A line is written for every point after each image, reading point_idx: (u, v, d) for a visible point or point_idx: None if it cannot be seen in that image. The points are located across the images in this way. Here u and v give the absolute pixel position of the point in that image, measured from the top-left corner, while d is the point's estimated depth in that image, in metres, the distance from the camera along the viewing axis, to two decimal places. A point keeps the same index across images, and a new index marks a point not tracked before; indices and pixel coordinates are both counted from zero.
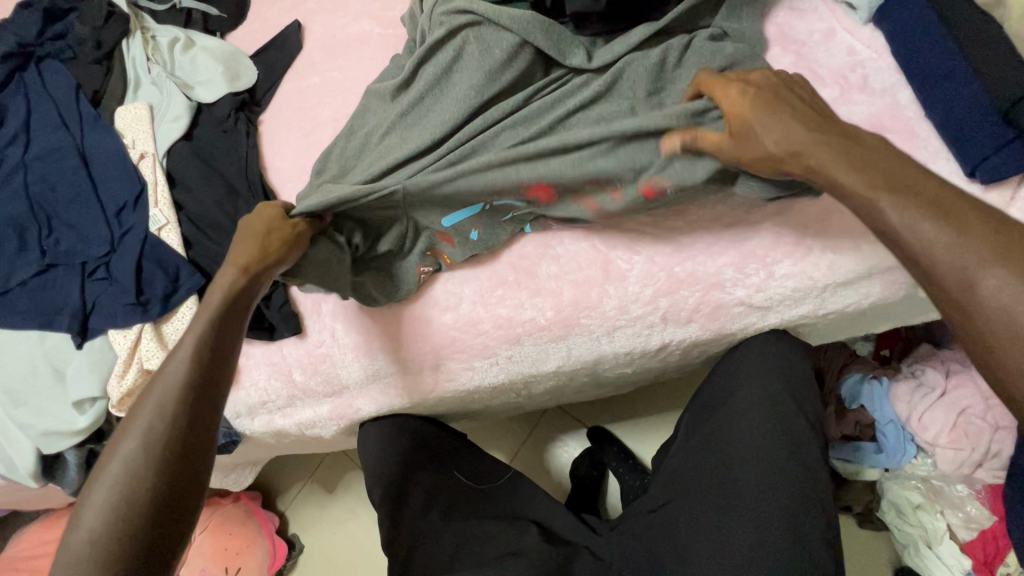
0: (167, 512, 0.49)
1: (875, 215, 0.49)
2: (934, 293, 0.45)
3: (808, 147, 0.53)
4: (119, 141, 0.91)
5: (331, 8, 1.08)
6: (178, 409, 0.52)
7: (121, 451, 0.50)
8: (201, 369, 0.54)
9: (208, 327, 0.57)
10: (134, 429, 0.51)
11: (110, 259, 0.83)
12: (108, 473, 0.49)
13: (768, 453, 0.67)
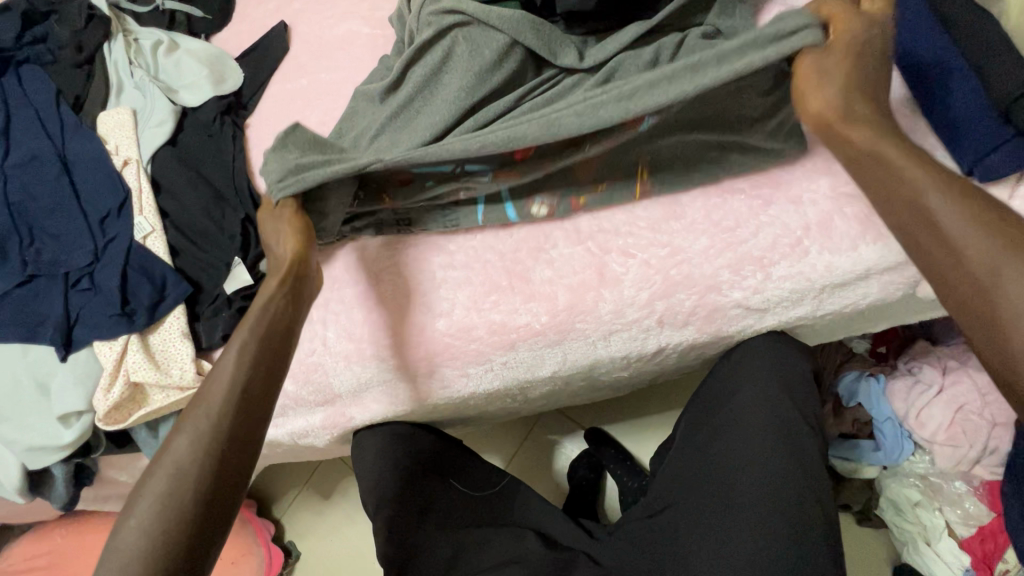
0: (214, 509, 0.50)
1: (925, 211, 0.49)
2: (953, 289, 0.47)
3: (862, 133, 0.54)
4: (101, 146, 0.88)
5: (318, 8, 1.06)
6: (230, 410, 0.53)
7: (174, 446, 0.51)
8: (255, 370, 0.56)
9: (258, 327, 0.58)
10: (187, 427, 0.52)
11: (94, 269, 0.81)
12: (160, 467, 0.51)
13: (770, 454, 0.67)
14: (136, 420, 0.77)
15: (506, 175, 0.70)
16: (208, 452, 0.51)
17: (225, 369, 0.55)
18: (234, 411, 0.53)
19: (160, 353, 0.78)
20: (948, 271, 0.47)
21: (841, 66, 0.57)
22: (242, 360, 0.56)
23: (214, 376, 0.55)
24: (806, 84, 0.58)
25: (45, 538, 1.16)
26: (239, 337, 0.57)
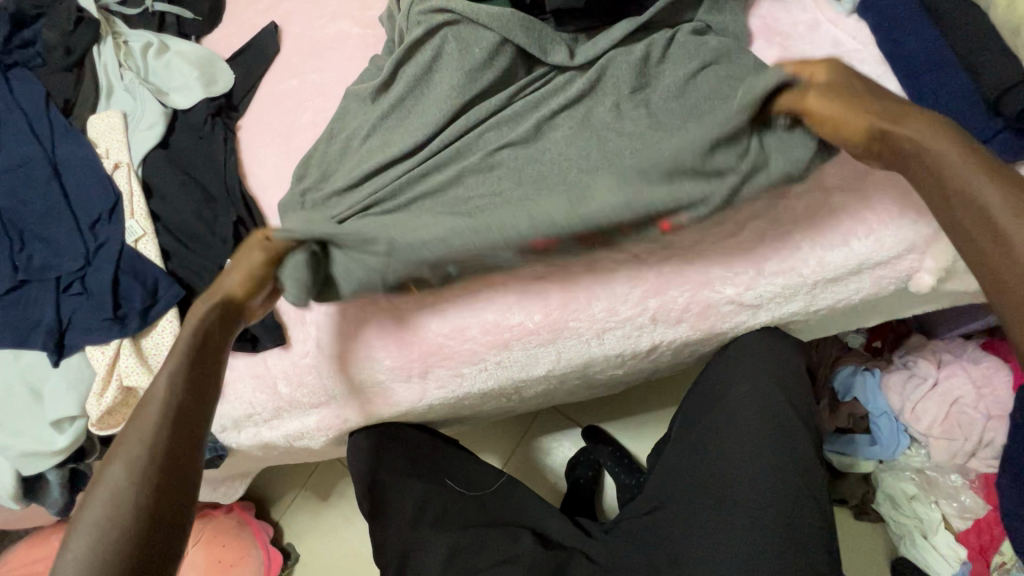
0: (153, 534, 0.48)
1: (984, 208, 0.47)
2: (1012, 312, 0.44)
3: (917, 137, 0.53)
4: (92, 150, 0.88)
5: (308, 8, 1.06)
6: (162, 428, 0.53)
7: (108, 478, 0.50)
8: (184, 394, 0.55)
9: (183, 357, 0.58)
10: (119, 455, 0.51)
11: (85, 273, 0.80)
12: (93, 502, 0.49)
13: (761, 450, 0.67)
14: None
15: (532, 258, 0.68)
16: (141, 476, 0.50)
17: (153, 396, 0.55)
18: (162, 434, 0.52)
19: (153, 358, 0.78)
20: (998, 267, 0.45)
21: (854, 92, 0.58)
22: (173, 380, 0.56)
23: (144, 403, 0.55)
24: (825, 118, 0.59)
25: (42, 543, 1.15)
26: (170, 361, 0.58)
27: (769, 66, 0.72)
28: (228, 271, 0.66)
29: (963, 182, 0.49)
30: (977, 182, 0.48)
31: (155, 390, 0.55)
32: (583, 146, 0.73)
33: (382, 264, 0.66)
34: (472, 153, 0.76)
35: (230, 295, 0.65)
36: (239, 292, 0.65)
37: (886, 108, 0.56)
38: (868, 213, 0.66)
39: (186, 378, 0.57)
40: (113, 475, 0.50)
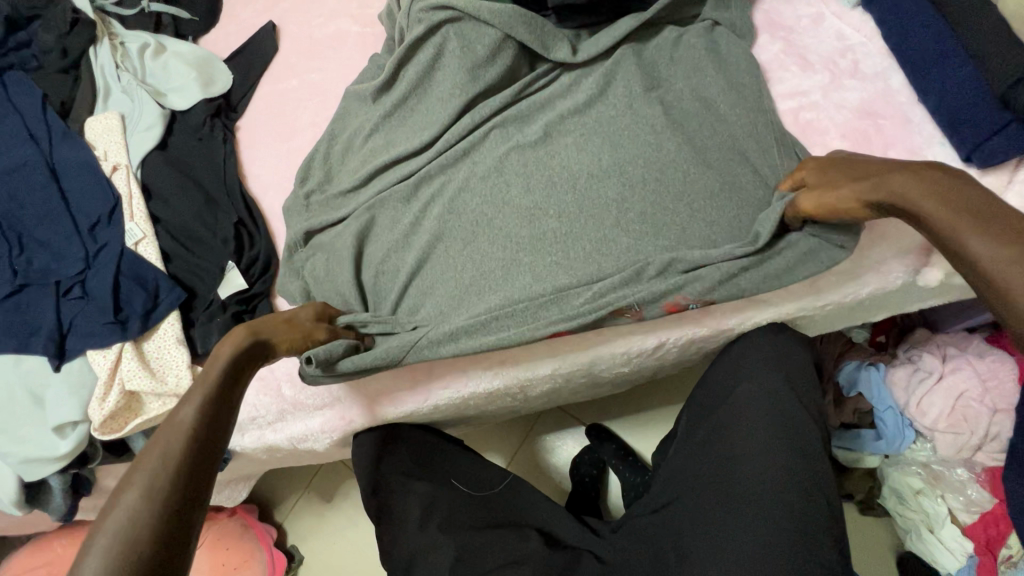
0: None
1: (984, 268, 0.43)
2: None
3: (903, 199, 0.50)
4: (90, 152, 0.87)
5: (307, 7, 1.05)
6: (188, 460, 0.44)
7: (120, 508, 0.40)
8: (212, 431, 0.48)
9: (212, 389, 0.50)
10: (136, 484, 0.41)
11: (85, 277, 0.79)
12: (98, 540, 0.39)
13: (772, 447, 0.66)
14: (132, 429, 0.75)
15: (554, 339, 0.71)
16: (162, 515, 0.41)
17: (177, 424, 0.46)
18: (187, 470, 0.44)
19: (156, 361, 0.77)
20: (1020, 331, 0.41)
21: (835, 170, 0.57)
22: (201, 407, 0.48)
23: (166, 425, 0.46)
24: (817, 205, 0.58)
25: (44, 549, 1.14)
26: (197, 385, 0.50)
27: (768, 65, 0.73)
28: (268, 317, 0.61)
29: (955, 242, 0.46)
30: (967, 240, 0.45)
31: (180, 417, 0.47)
32: (591, 145, 0.73)
33: (418, 336, 0.69)
34: (479, 151, 0.77)
35: (272, 339, 0.59)
36: (277, 335, 0.60)
37: (874, 172, 0.53)
38: None
39: (217, 414, 0.49)
40: (129, 507, 0.40)
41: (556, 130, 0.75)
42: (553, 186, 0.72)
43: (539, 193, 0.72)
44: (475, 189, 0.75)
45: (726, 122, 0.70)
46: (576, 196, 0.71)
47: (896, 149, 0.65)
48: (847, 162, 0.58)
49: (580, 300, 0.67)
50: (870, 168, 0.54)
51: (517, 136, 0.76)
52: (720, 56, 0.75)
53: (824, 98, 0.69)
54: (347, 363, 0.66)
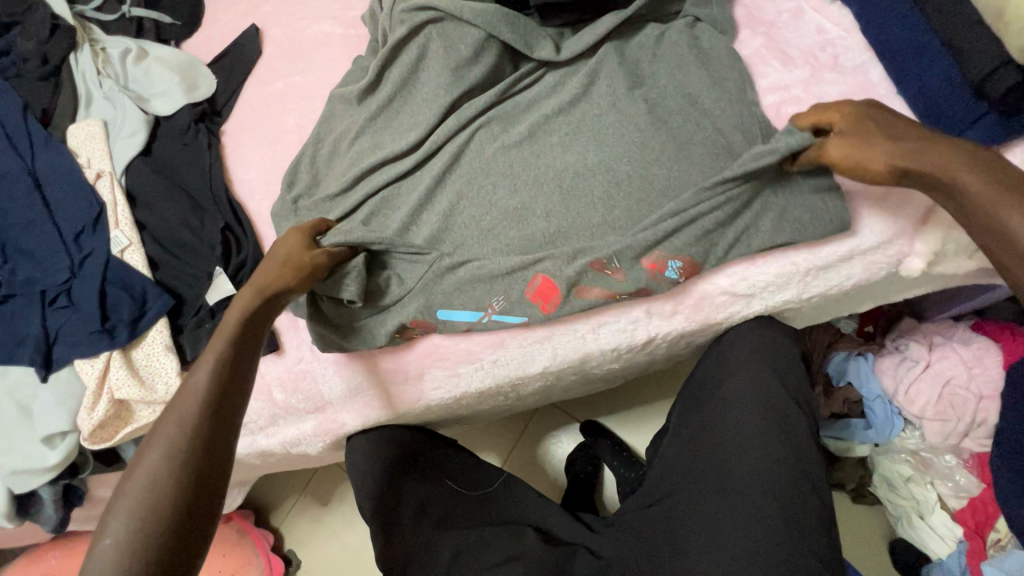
0: (193, 522, 0.49)
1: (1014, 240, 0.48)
2: None
3: (948, 172, 0.52)
4: (73, 160, 0.86)
5: (290, 10, 1.04)
6: (198, 422, 0.53)
7: (145, 465, 0.50)
8: (220, 396, 0.56)
9: (222, 353, 0.58)
10: (160, 442, 0.51)
11: (70, 285, 0.79)
12: (130, 488, 0.49)
13: (762, 440, 0.67)
14: (121, 438, 0.75)
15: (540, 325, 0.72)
16: (182, 466, 0.50)
17: (191, 389, 0.55)
18: (203, 428, 0.53)
19: (144, 369, 0.77)
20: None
21: (868, 128, 0.57)
22: (210, 374, 0.56)
23: (183, 391, 0.55)
24: (847, 156, 0.57)
25: (38, 561, 1.14)
26: (207, 354, 0.58)
27: (751, 61, 0.73)
28: (272, 266, 0.66)
29: (995, 214, 0.50)
30: (1008, 214, 0.49)
31: (194, 382, 0.56)
32: (577, 144, 0.73)
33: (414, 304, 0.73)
34: (465, 151, 0.77)
35: (287, 289, 0.65)
36: (286, 284, 0.65)
37: (917, 137, 0.55)
38: (859, 199, 0.66)
39: (228, 377, 0.57)
40: (153, 463, 0.50)
41: (540, 128, 0.75)
42: (540, 187, 0.72)
43: (526, 195, 0.72)
44: (465, 192, 0.75)
45: (710, 117, 0.71)
46: (564, 197, 0.71)
47: None
48: (873, 118, 0.58)
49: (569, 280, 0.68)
50: (914, 134, 0.56)
51: (504, 136, 0.76)
52: (702, 51, 0.75)
53: (805, 92, 0.70)
54: (343, 315, 0.75)
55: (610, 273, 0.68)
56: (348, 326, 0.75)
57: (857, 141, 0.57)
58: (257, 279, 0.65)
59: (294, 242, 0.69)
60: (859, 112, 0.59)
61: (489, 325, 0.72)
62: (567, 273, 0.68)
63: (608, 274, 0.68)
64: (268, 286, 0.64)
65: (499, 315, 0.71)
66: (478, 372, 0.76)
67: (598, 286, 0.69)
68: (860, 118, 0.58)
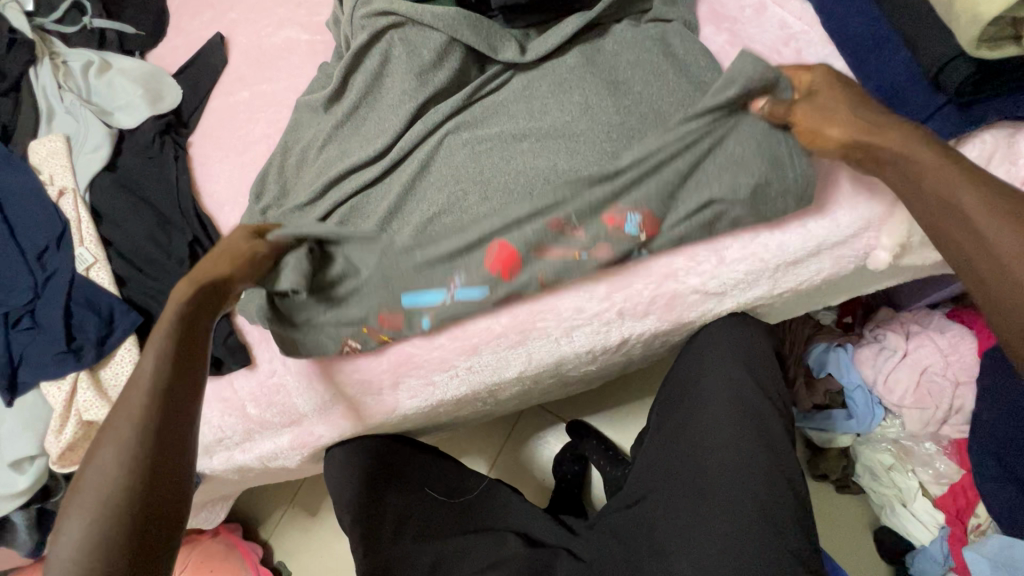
0: (151, 506, 0.49)
1: (966, 218, 0.52)
2: (992, 280, 0.50)
3: (907, 155, 0.55)
4: (35, 177, 0.85)
5: (255, 17, 1.03)
6: (144, 411, 0.52)
7: (99, 458, 0.50)
8: (166, 384, 0.54)
9: (164, 342, 0.56)
10: (110, 437, 0.51)
11: (34, 306, 0.77)
12: (88, 481, 0.50)
13: (735, 435, 0.67)
14: None
15: (497, 300, 0.69)
16: (133, 456, 0.50)
17: (135, 383, 0.54)
18: (150, 419, 0.52)
19: (113, 389, 0.75)
20: (982, 268, 0.51)
21: (834, 105, 0.59)
22: (156, 363, 0.55)
23: (131, 380, 0.54)
24: (812, 124, 0.60)
25: None
26: (153, 343, 0.56)
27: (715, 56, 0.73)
28: (206, 259, 0.64)
29: (950, 195, 0.53)
30: (960, 193, 0.52)
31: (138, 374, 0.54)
32: (545, 146, 0.73)
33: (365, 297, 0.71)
34: (433, 157, 0.76)
35: (218, 276, 0.62)
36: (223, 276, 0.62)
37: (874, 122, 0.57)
38: (824, 192, 0.66)
39: (172, 367, 0.55)
40: (107, 456, 0.50)
41: (508, 131, 0.74)
42: (509, 193, 0.72)
43: (496, 202, 0.72)
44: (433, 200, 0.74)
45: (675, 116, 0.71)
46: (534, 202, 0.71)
47: None
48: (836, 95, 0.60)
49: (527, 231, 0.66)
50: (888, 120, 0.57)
51: (471, 139, 0.75)
52: (667, 49, 0.75)
53: None
54: (292, 311, 0.72)
55: (569, 230, 0.66)
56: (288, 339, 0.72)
57: (834, 116, 0.59)
58: (194, 273, 0.62)
59: (233, 238, 0.67)
60: (821, 87, 0.61)
61: (452, 306, 0.69)
62: (523, 236, 0.66)
63: (567, 232, 0.66)
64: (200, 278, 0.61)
65: (460, 295, 0.69)
66: (451, 380, 0.75)
67: (558, 246, 0.67)
68: (829, 96, 0.60)
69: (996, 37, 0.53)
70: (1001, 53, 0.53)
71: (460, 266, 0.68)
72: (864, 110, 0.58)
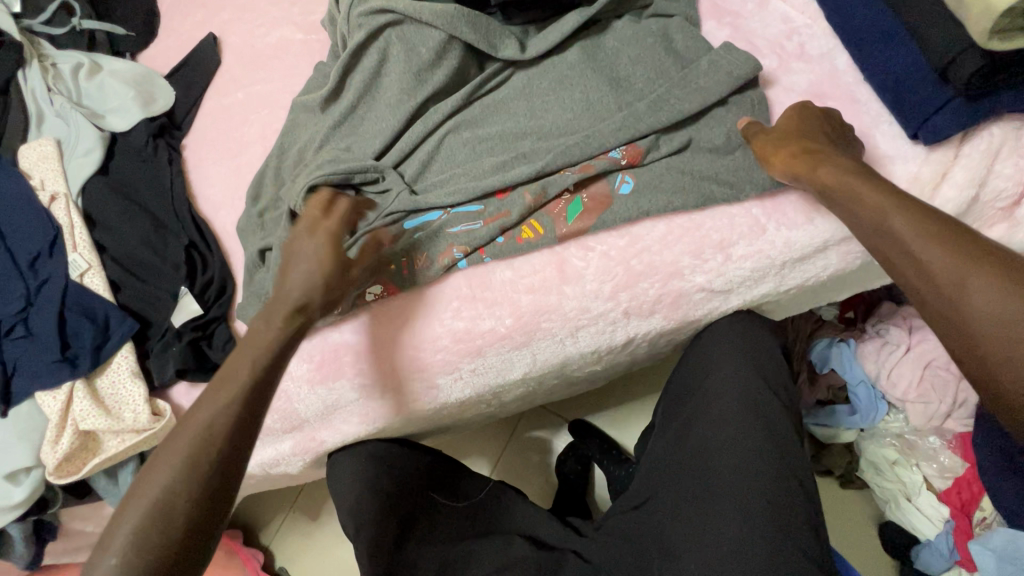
0: (200, 516, 0.51)
1: (896, 243, 0.51)
2: (926, 304, 0.50)
3: (838, 180, 0.56)
4: (25, 182, 0.82)
5: (248, 17, 1.01)
6: (212, 424, 0.54)
7: (156, 469, 0.52)
8: (237, 400, 0.55)
9: (245, 361, 0.58)
10: (170, 450, 0.53)
11: (27, 314, 0.75)
12: (142, 492, 0.51)
13: (741, 437, 0.66)
14: (89, 470, 0.72)
15: (494, 216, 0.70)
16: (190, 466, 0.52)
17: (210, 399, 0.55)
18: (214, 435, 0.54)
19: (110, 398, 0.74)
20: (918, 292, 0.50)
21: (779, 134, 0.63)
22: (232, 381, 0.57)
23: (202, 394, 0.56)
24: (767, 147, 0.63)
25: None
26: (231, 361, 0.58)
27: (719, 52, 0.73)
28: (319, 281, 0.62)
29: (882, 216, 0.52)
30: (890, 217, 0.52)
31: (205, 415, 0.54)
32: (546, 145, 0.72)
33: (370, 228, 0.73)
34: (434, 158, 0.75)
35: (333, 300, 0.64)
36: (319, 300, 0.62)
37: (818, 150, 0.59)
38: None
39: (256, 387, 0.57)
40: (166, 467, 0.52)
41: (509, 131, 0.74)
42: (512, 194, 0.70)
43: (498, 203, 0.70)
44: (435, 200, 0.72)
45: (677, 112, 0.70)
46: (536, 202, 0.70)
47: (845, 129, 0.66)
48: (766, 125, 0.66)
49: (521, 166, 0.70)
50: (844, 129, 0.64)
51: (471, 139, 0.74)
52: (668, 44, 0.74)
53: (773, 83, 0.70)
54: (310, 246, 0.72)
55: (563, 167, 0.69)
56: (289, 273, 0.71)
57: (779, 143, 0.62)
58: (299, 296, 0.61)
59: (324, 238, 0.64)
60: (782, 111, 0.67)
61: (449, 219, 0.71)
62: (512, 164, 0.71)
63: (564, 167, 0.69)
64: (313, 307, 0.62)
65: (457, 210, 0.71)
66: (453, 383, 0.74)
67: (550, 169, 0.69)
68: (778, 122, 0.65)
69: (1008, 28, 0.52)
70: (1013, 43, 0.51)
71: (453, 189, 0.71)
72: (803, 139, 0.61)
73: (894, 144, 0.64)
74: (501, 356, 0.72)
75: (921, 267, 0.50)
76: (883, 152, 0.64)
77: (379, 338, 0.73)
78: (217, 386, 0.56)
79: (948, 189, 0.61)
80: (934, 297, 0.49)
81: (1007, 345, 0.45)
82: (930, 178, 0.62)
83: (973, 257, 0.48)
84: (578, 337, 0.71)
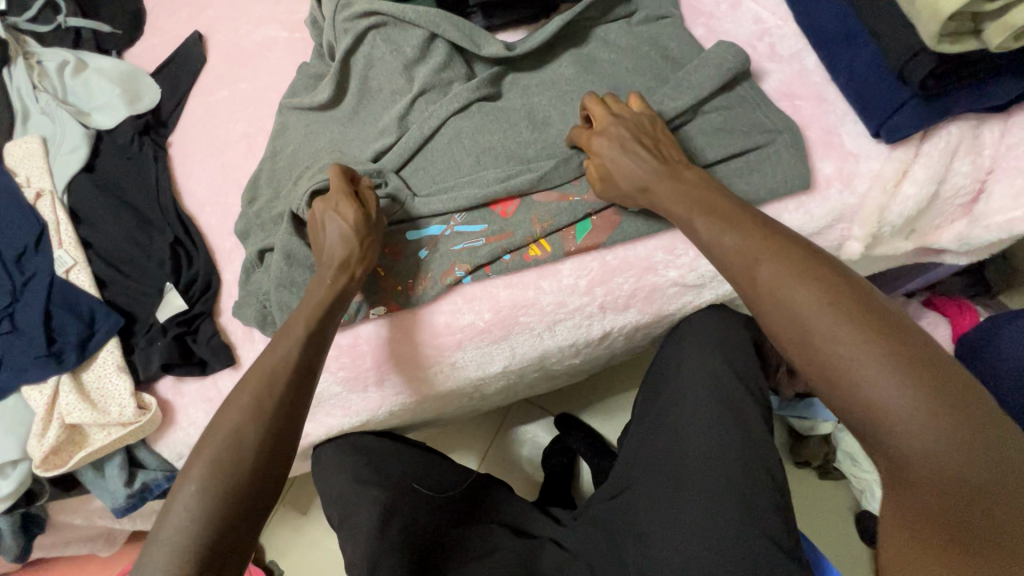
0: (258, 472, 0.52)
1: (705, 241, 0.57)
2: (736, 288, 0.54)
3: (653, 191, 0.62)
4: (10, 180, 0.83)
5: (233, 15, 1.02)
6: (279, 384, 0.56)
7: (219, 428, 0.53)
8: (301, 367, 0.58)
9: (302, 331, 0.60)
10: (238, 409, 0.54)
11: (13, 310, 0.76)
12: (207, 447, 0.52)
13: (713, 422, 0.68)
14: (75, 463, 0.73)
15: (496, 235, 0.71)
16: (257, 420, 0.54)
17: (278, 363, 0.57)
18: (278, 394, 0.55)
19: (96, 392, 0.75)
20: (730, 279, 0.54)
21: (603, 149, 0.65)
22: (295, 345, 0.59)
23: (267, 356, 0.58)
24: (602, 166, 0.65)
25: None
26: (293, 325, 0.61)
27: (693, 52, 0.75)
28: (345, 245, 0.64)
29: (688, 216, 0.59)
30: (696, 222, 0.58)
31: (279, 352, 0.58)
32: (540, 148, 0.74)
33: None
34: (435, 162, 0.75)
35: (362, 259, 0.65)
36: (358, 250, 0.65)
37: (656, 184, 0.61)
38: None
39: (310, 350, 0.60)
40: (234, 424, 0.53)
41: (509, 134, 0.75)
42: (516, 208, 0.71)
43: (503, 219, 0.71)
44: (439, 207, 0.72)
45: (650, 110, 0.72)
46: (524, 204, 0.71)
47: (812, 128, 0.68)
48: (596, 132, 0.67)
49: (525, 175, 0.70)
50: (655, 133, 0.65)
51: (472, 143, 0.74)
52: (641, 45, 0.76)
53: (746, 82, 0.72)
54: (305, 250, 0.72)
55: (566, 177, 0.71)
56: (291, 281, 0.71)
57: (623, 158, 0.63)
58: (339, 259, 0.64)
59: (339, 201, 0.66)
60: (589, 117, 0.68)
61: (452, 238, 0.72)
62: (515, 177, 0.71)
63: (568, 182, 0.71)
64: (349, 264, 0.64)
65: (461, 226, 0.72)
66: (433, 377, 0.75)
67: (555, 188, 0.71)
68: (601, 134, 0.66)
69: (959, 31, 0.54)
70: (962, 46, 0.54)
71: (459, 204, 0.71)
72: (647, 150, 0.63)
73: (859, 142, 0.67)
74: (482, 350, 0.74)
75: (751, 280, 0.52)
76: (849, 149, 0.67)
77: (378, 333, 0.73)
78: (283, 334, 0.60)
79: (909, 185, 0.63)
80: (741, 283, 0.53)
81: (789, 315, 0.48)
82: (892, 174, 0.64)
83: (760, 239, 0.53)
84: (557, 331, 0.73)
